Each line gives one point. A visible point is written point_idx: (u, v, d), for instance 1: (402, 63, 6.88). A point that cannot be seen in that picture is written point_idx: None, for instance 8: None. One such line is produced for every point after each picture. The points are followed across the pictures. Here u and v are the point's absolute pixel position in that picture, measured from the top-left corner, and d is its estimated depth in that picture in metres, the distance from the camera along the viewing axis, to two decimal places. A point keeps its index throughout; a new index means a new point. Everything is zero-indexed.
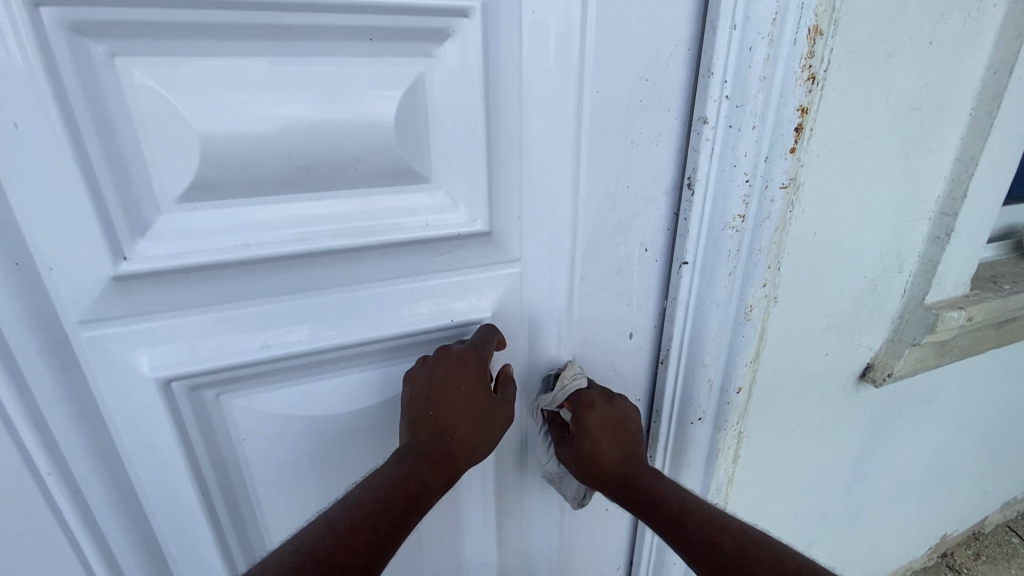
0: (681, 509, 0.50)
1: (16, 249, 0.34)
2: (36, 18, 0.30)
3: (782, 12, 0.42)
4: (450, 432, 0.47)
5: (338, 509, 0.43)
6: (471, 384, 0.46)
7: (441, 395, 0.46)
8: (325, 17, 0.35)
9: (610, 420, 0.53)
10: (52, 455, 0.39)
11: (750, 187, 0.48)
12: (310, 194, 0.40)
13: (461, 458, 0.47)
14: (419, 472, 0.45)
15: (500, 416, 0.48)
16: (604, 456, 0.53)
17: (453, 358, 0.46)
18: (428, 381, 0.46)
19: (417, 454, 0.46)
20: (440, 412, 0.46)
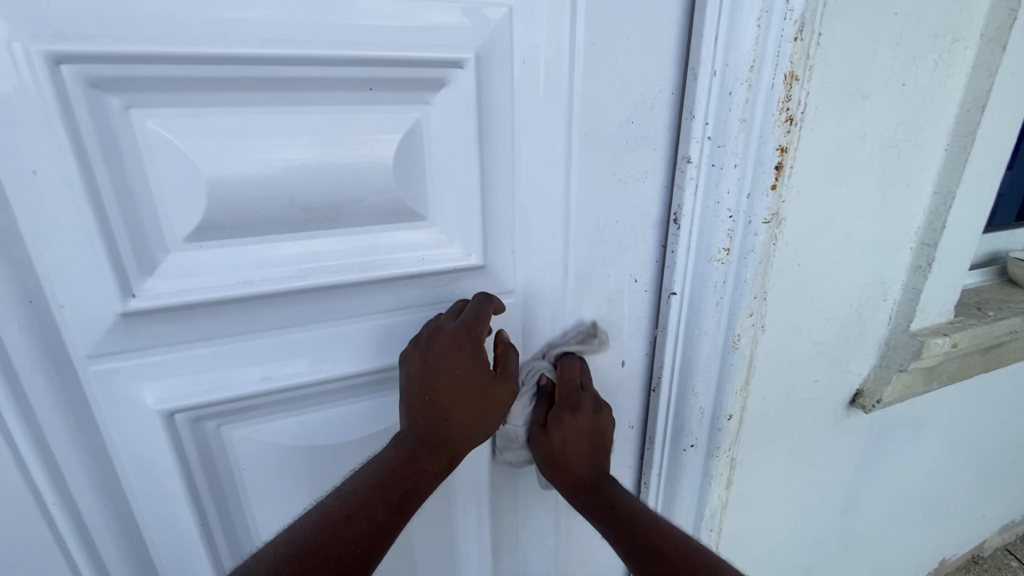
0: (651, 524, 0.48)
1: (31, 289, 0.36)
2: (57, 74, 0.32)
3: (759, 59, 0.45)
4: (448, 416, 0.46)
5: (334, 498, 0.42)
6: (468, 369, 0.46)
7: (439, 380, 0.45)
8: (328, 71, 0.37)
9: (586, 430, 0.51)
10: (57, 486, 0.41)
11: (734, 222, 0.50)
12: (311, 233, 0.41)
13: (460, 440, 0.47)
14: (418, 458, 0.45)
15: (497, 398, 0.48)
16: (576, 458, 0.52)
17: (447, 342, 0.45)
18: (423, 365, 0.45)
19: (417, 439, 0.46)
20: (437, 398, 0.46)
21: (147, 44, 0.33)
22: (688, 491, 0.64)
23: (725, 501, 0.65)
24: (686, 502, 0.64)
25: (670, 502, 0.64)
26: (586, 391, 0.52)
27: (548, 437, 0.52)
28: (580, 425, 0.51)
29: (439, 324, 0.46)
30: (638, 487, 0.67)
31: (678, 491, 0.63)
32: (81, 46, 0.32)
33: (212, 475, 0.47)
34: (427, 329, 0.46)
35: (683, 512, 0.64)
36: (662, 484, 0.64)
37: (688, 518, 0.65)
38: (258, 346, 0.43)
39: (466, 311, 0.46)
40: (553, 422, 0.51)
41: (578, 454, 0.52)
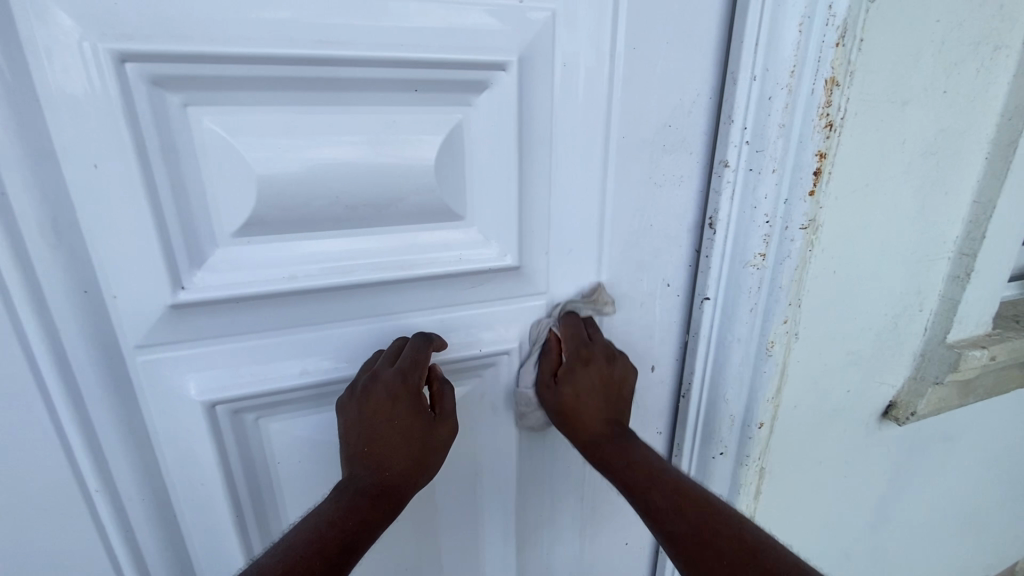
0: (652, 475, 0.47)
1: (87, 279, 0.37)
2: (123, 73, 0.33)
3: (799, 65, 0.45)
4: (390, 460, 0.44)
5: (270, 555, 0.39)
6: (405, 415, 0.44)
7: (378, 432, 0.44)
8: (376, 72, 0.38)
9: (596, 385, 0.50)
10: (102, 473, 0.42)
11: (770, 228, 0.50)
12: (354, 230, 0.42)
13: (405, 486, 0.44)
14: (357, 508, 0.42)
15: (440, 438, 0.46)
16: (588, 414, 0.50)
17: (385, 392, 0.43)
18: (360, 417, 0.43)
19: (357, 490, 0.43)
20: (376, 448, 0.44)
21: (206, 44, 0.34)
22: None
23: (754, 511, 0.64)
24: None
25: None
26: (595, 343, 0.50)
27: (559, 392, 0.50)
28: (587, 386, 0.49)
29: (373, 371, 0.44)
30: None
31: None
32: (145, 45, 0.33)
33: (248, 468, 0.47)
34: (362, 377, 0.44)
35: None
36: None
37: None
38: (300, 340, 0.44)
39: (402, 357, 0.44)
40: (563, 376, 0.50)
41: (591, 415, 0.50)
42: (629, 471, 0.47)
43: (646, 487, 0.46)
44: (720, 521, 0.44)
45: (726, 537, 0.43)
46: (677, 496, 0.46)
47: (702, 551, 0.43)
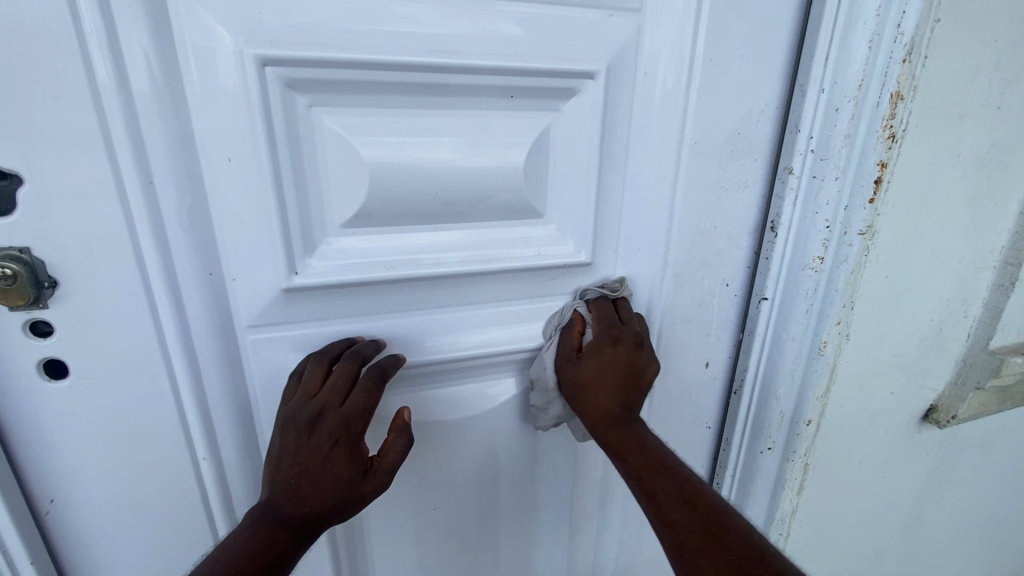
0: (659, 467, 0.45)
1: (212, 263, 0.41)
2: (263, 75, 0.37)
3: (867, 78, 0.47)
4: (313, 497, 0.40)
5: None
6: (340, 463, 0.41)
7: (307, 473, 0.40)
8: (480, 78, 0.41)
9: (620, 364, 0.47)
10: (210, 442, 0.45)
11: (830, 233, 0.52)
12: (447, 224, 0.46)
13: (320, 527, 0.41)
14: (277, 541, 0.39)
15: (366, 493, 0.42)
16: (602, 391, 0.47)
17: (328, 432, 0.41)
18: (295, 451, 0.41)
19: (277, 521, 0.39)
20: (303, 482, 0.40)
21: (336, 49, 0.37)
22: (761, 493, 0.65)
23: (796, 506, 0.67)
24: (758, 502, 0.66)
25: (744, 500, 0.66)
26: (625, 326, 0.50)
27: (580, 367, 0.48)
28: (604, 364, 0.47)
29: (320, 406, 0.41)
30: None
31: (751, 491, 0.66)
32: (284, 50, 0.36)
33: None
34: (304, 411, 0.41)
35: (755, 513, 0.66)
36: (736, 484, 0.66)
37: (758, 520, 0.67)
38: (392, 326, 0.48)
39: (354, 398, 0.42)
40: (589, 352, 0.48)
41: (607, 391, 0.47)
42: (605, 432, 0.47)
43: (629, 451, 0.46)
44: (693, 489, 0.45)
45: (696, 499, 0.44)
46: (649, 457, 0.46)
47: (674, 512, 0.43)
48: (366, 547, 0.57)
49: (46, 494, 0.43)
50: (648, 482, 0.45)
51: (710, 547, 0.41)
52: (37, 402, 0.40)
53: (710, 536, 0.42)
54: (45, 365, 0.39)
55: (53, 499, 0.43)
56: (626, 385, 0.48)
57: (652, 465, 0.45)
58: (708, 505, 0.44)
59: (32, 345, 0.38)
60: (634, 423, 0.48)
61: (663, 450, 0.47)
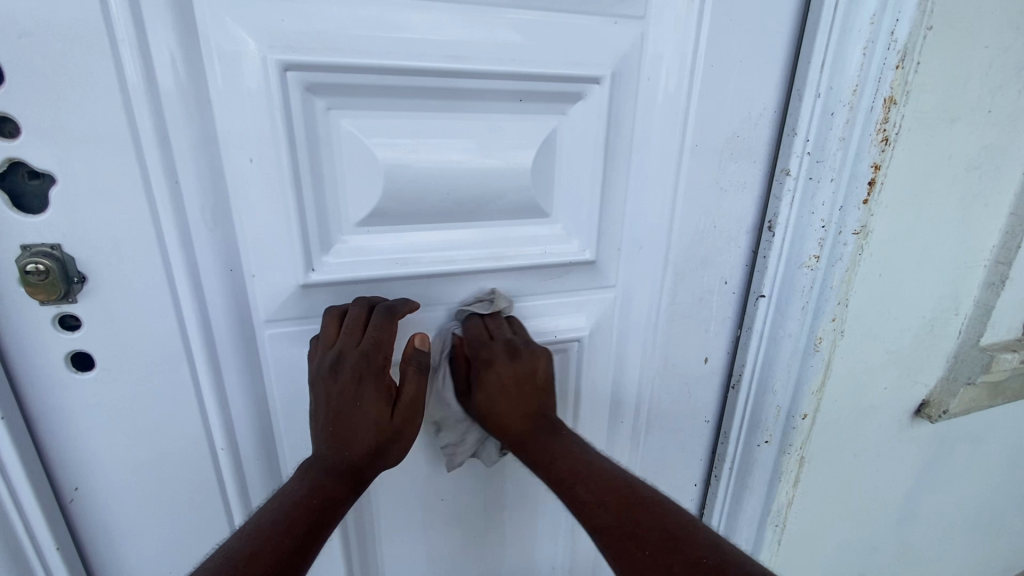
0: (574, 475, 0.48)
1: (233, 260, 0.42)
2: (284, 80, 0.38)
3: (861, 84, 0.49)
4: (353, 436, 0.44)
5: (237, 538, 0.38)
6: (370, 398, 0.44)
7: (343, 411, 0.43)
8: (490, 83, 0.43)
9: (505, 382, 0.50)
10: (228, 432, 0.47)
11: (825, 232, 0.54)
12: (457, 223, 0.47)
13: (369, 464, 0.44)
14: (323, 486, 0.42)
15: (403, 420, 0.45)
16: (506, 415, 0.51)
17: (352, 372, 0.43)
18: (327, 397, 0.43)
19: (322, 467, 0.43)
20: (339, 424, 0.43)
21: (353, 56, 0.39)
22: (758, 485, 0.67)
23: (792, 498, 0.69)
24: (755, 494, 0.68)
25: (741, 492, 0.68)
26: (509, 335, 0.51)
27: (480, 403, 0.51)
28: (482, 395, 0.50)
29: (338, 350, 0.43)
30: (707, 480, 0.71)
31: (748, 483, 0.67)
32: (304, 56, 0.38)
33: None
34: (325, 358, 0.43)
35: (752, 505, 0.68)
36: (734, 477, 0.68)
37: (754, 512, 0.69)
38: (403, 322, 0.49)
39: (368, 334, 0.43)
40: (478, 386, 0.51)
41: (512, 408, 0.51)
42: (529, 449, 0.50)
43: (539, 461, 0.49)
44: (627, 487, 0.47)
45: (607, 498, 0.46)
46: (565, 465, 0.48)
47: (596, 513, 0.46)
48: (375, 536, 0.58)
49: (71, 482, 0.44)
50: (569, 488, 0.47)
51: (629, 545, 0.44)
52: (65, 393, 0.41)
53: (630, 534, 0.44)
54: (73, 357, 0.41)
55: (78, 487, 0.44)
56: (531, 397, 0.51)
57: (555, 471, 0.48)
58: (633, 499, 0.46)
59: (61, 337, 0.40)
60: (559, 431, 0.51)
61: (594, 460, 0.49)
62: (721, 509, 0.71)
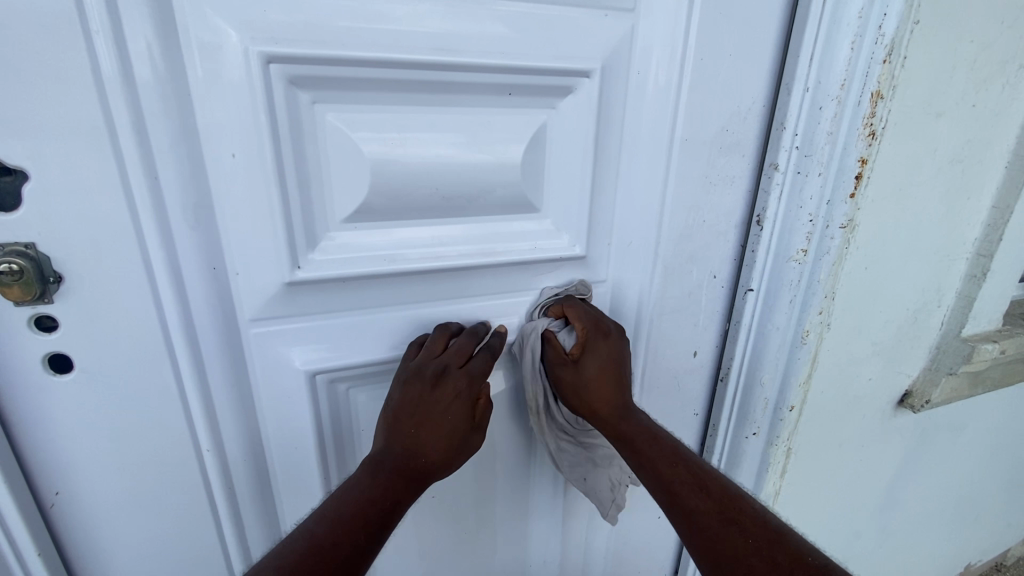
0: (673, 457, 0.51)
1: (216, 258, 0.41)
2: (267, 72, 0.37)
3: (849, 79, 0.49)
4: (431, 449, 0.45)
5: (316, 521, 0.41)
6: (460, 416, 0.46)
7: (428, 421, 0.45)
8: (479, 76, 0.42)
9: (608, 360, 0.51)
10: (213, 433, 0.46)
11: (813, 226, 0.54)
12: (446, 219, 0.47)
13: (431, 477, 0.46)
14: (392, 487, 0.44)
15: (472, 443, 0.48)
16: (602, 386, 0.51)
17: (453, 388, 0.45)
18: (419, 400, 0.45)
19: (392, 470, 0.44)
20: (420, 433, 0.45)
21: (338, 48, 0.38)
22: (747, 476, 0.68)
23: (778, 488, 0.70)
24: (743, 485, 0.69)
25: None
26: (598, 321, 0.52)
27: (581, 369, 0.51)
28: (602, 364, 0.51)
29: (446, 363, 0.46)
30: None
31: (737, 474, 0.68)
32: (287, 47, 0.37)
33: (337, 437, 0.52)
34: (431, 365, 0.45)
35: None
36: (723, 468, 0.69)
37: None
38: (390, 319, 0.49)
39: (473, 362, 0.47)
40: (586, 352, 0.51)
41: (606, 385, 0.51)
42: (623, 427, 0.52)
43: (639, 442, 0.51)
44: (708, 477, 0.50)
45: (710, 486, 0.49)
46: (665, 448, 0.51)
47: (692, 498, 0.48)
48: None
49: (51, 487, 0.43)
50: (658, 469, 0.50)
51: (729, 530, 0.46)
52: (42, 396, 0.40)
53: (729, 520, 0.47)
54: (50, 358, 0.40)
55: (59, 491, 0.43)
56: (619, 385, 0.52)
57: (664, 458, 0.51)
58: (722, 491, 0.49)
59: (37, 338, 0.39)
60: (656, 427, 0.53)
61: (678, 444, 0.52)
62: None
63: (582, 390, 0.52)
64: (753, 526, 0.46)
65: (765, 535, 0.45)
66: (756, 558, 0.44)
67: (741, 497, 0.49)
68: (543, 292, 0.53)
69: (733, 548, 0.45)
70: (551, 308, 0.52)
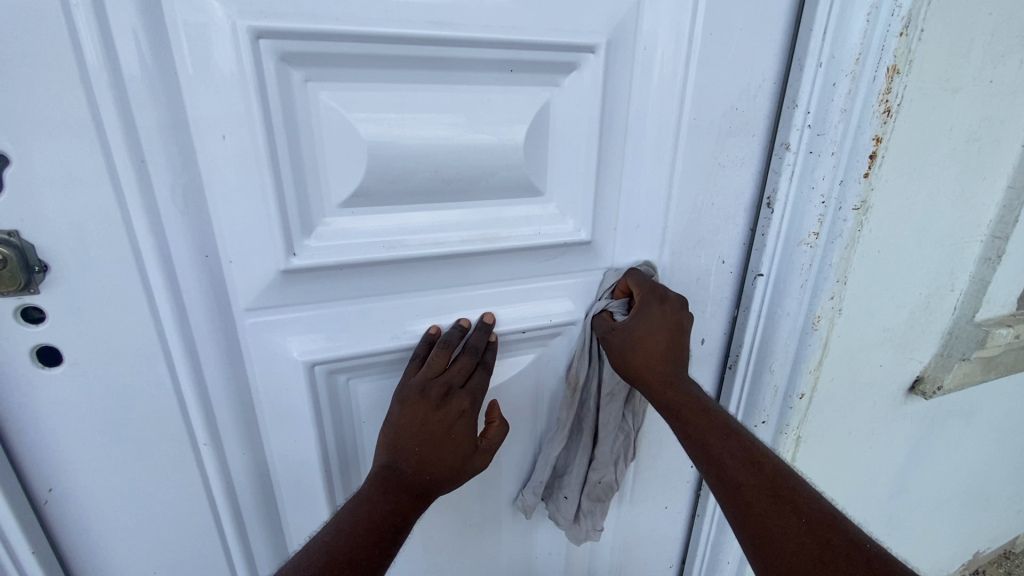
0: (724, 430, 0.49)
1: (208, 246, 0.40)
2: (256, 49, 0.36)
3: (864, 53, 0.47)
4: (436, 466, 0.45)
5: (333, 534, 0.41)
6: (462, 435, 0.46)
7: (435, 439, 0.45)
8: (479, 51, 0.41)
9: (669, 326, 0.50)
10: (209, 427, 0.45)
11: (825, 208, 0.53)
12: (446, 203, 0.45)
13: (435, 492, 0.46)
14: (403, 502, 0.44)
15: (473, 466, 0.48)
16: (649, 352, 0.49)
17: (456, 408, 0.45)
18: (423, 418, 0.45)
19: (400, 483, 0.44)
20: (425, 448, 0.44)
21: (331, 22, 0.36)
22: None
23: None
24: None
25: None
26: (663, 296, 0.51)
27: (632, 329, 0.49)
28: (656, 330, 0.49)
29: (448, 382, 0.46)
30: None
31: None
32: (277, 22, 0.35)
33: (338, 429, 0.51)
34: (436, 386, 0.45)
35: None
36: None
37: None
38: (389, 309, 0.47)
39: (474, 383, 0.47)
40: (640, 312, 0.49)
41: (654, 351, 0.49)
42: (671, 396, 0.49)
43: (687, 413, 0.49)
44: (757, 451, 0.49)
45: (762, 462, 0.48)
46: (716, 419, 0.49)
47: (741, 474, 0.47)
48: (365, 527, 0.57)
49: (44, 483, 0.42)
50: (710, 443, 0.48)
51: (780, 509, 0.45)
52: (31, 390, 0.39)
53: (779, 499, 0.46)
54: (38, 352, 0.38)
55: (52, 488, 0.42)
56: (670, 348, 0.50)
57: (717, 431, 0.49)
58: (776, 468, 0.47)
59: (24, 332, 0.37)
60: (705, 398, 0.51)
61: (729, 418, 0.50)
62: None
63: (631, 353, 0.49)
64: (807, 507, 0.45)
65: (818, 519, 0.44)
66: (806, 542, 0.43)
67: (794, 475, 0.47)
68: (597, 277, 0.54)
69: (783, 527, 0.45)
70: (615, 290, 0.53)
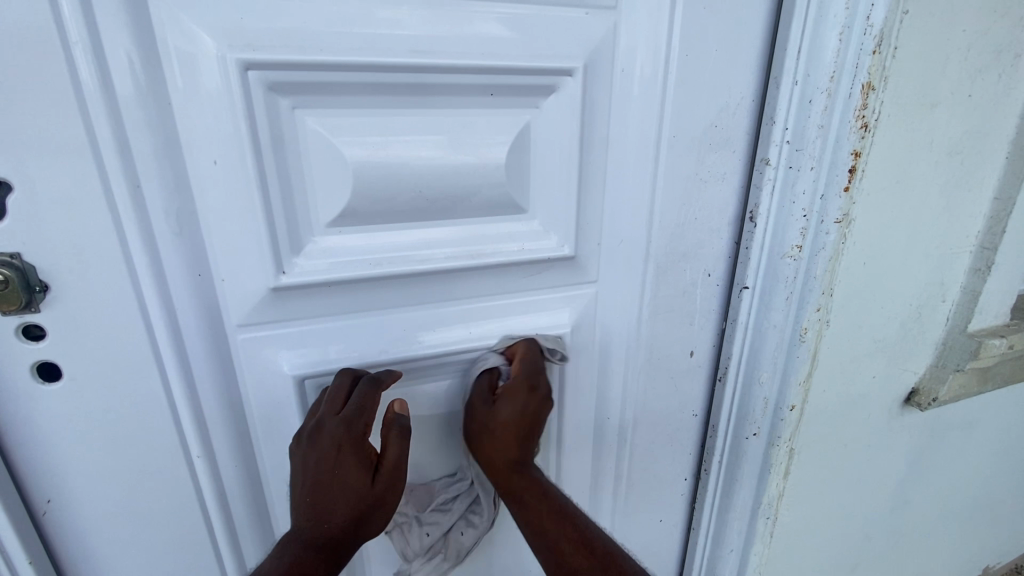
0: (562, 515, 0.50)
1: (201, 265, 0.42)
2: (247, 79, 0.38)
3: (838, 70, 0.48)
4: (332, 512, 0.44)
5: None
6: (348, 466, 0.44)
7: (323, 482, 0.44)
8: (459, 78, 0.42)
9: (530, 411, 0.52)
10: (203, 440, 0.46)
11: (807, 221, 0.53)
12: (431, 222, 0.47)
13: (346, 543, 0.45)
14: (304, 561, 0.42)
15: (379, 494, 0.46)
16: (507, 438, 0.52)
17: (329, 440, 0.44)
18: (303, 464, 0.44)
19: (301, 542, 0.43)
20: (318, 496, 0.44)
21: (316, 53, 0.38)
22: (748, 478, 0.66)
23: (782, 491, 0.68)
24: (745, 488, 0.67)
25: (732, 486, 0.67)
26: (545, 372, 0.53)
27: (494, 412, 0.51)
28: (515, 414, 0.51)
29: (319, 418, 0.44)
30: (697, 474, 0.70)
31: (738, 475, 0.66)
32: (265, 54, 0.37)
33: None
34: (309, 424, 0.45)
35: (741, 498, 0.67)
36: (723, 471, 0.67)
37: (746, 505, 0.68)
38: (378, 324, 0.48)
39: (350, 403, 0.44)
40: (504, 395, 0.51)
41: (511, 436, 0.52)
42: (517, 481, 0.51)
43: (530, 499, 0.51)
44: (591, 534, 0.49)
45: (596, 543, 0.49)
46: (546, 507, 0.50)
47: (574, 557, 0.48)
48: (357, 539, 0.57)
49: (43, 495, 0.43)
50: (525, 501, 0.51)
51: None
52: (31, 404, 0.40)
53: None
54: (38, 367, 0.40)
55: (51, 499, 0.44)
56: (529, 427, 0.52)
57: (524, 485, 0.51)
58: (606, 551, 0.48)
59: (26, 348, 0.39)
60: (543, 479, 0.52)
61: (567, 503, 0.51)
62: (712, 503, 0.70)
63: (488, 434, 0.52)
64: None
65: None
66: None
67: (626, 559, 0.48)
68: (572, 293, 0.54)
69: None
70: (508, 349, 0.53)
